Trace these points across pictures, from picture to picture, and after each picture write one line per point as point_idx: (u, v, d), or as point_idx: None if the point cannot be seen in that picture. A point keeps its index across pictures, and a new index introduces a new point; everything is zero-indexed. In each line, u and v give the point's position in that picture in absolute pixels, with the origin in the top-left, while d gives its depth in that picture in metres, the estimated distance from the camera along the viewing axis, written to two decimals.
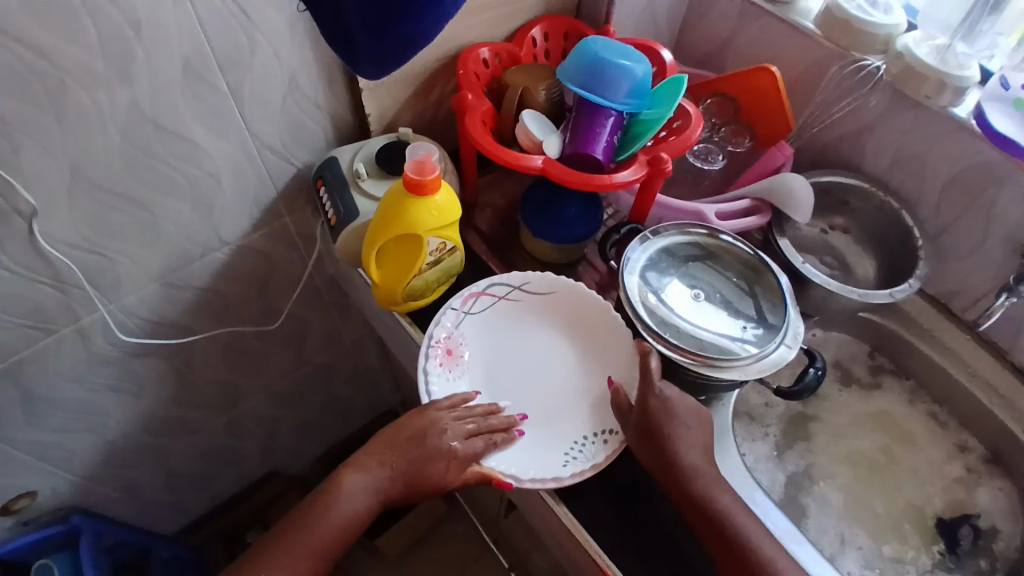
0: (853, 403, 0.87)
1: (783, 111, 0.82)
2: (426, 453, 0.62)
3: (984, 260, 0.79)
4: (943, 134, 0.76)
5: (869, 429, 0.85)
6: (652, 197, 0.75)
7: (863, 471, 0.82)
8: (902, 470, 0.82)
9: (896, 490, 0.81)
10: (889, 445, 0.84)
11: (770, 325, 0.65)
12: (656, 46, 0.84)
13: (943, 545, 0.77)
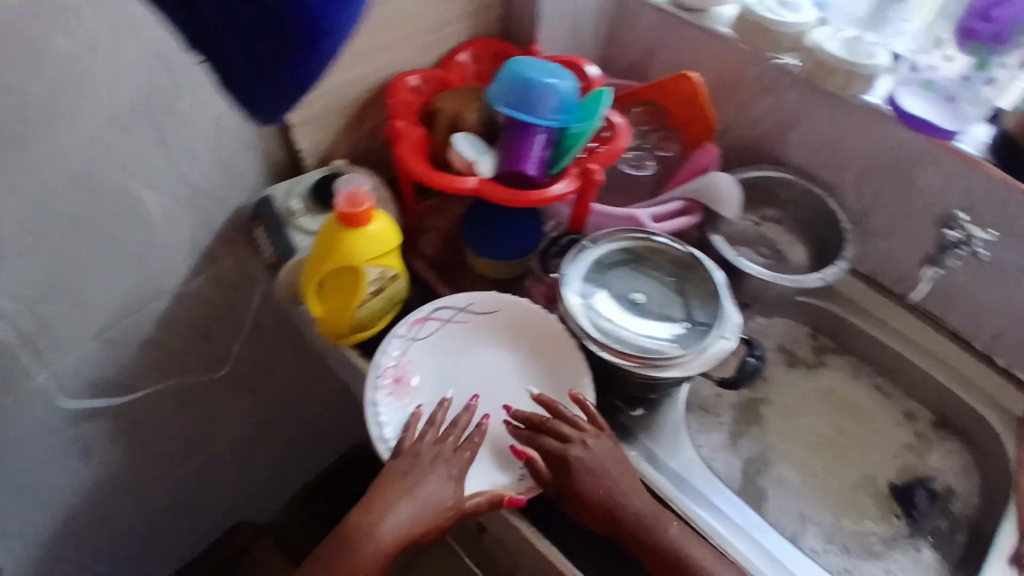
0: (800, 383, 0.91)
1: (704, 114, 0.85)
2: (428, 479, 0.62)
3: (908, 235, 0.83)
4: (858, 121, 0.79)
5: (820, 409, 0.89)
6: (586, 208, 0.78)
7: (817, 449, 0.85)
8: (854, 444, 0.86)
9: (850, 464, 0.84)
10: (839, 421, 0.88)
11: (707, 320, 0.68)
12: (582, 61, 0.86)
13: (901, 510, 0.80)
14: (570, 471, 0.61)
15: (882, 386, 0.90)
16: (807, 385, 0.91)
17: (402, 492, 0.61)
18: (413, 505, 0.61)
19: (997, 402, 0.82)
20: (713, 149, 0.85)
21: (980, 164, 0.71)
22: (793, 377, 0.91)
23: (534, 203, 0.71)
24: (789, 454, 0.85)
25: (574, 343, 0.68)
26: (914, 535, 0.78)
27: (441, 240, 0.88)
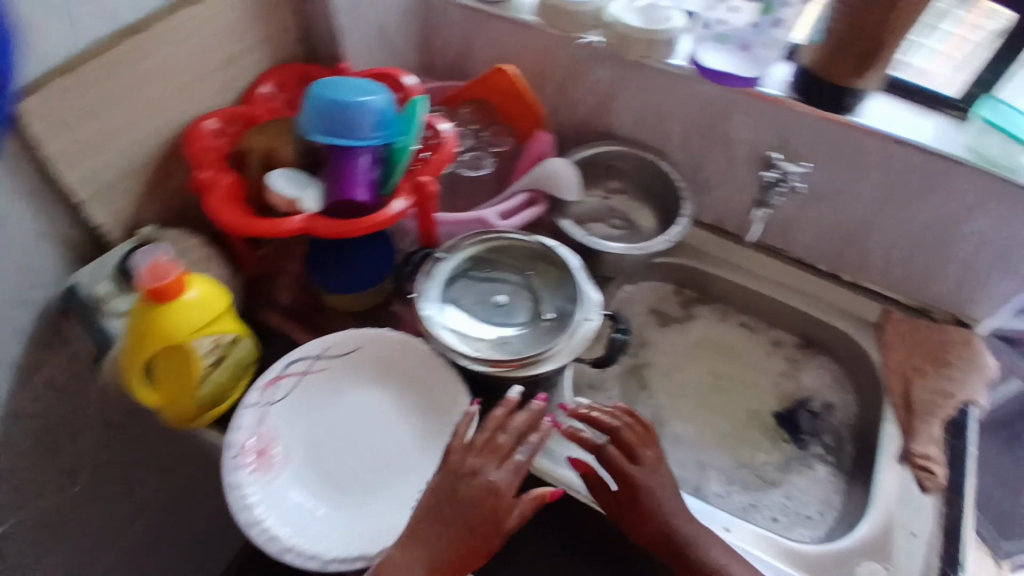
0: (675, 340, 0.95)
1: (528, 103, 0.86)
2: (479, 497, 0.57)
3: (737, 181, 0.87)
4: (671, 83, 0.81)
5: (698, 359, 0.93)
6: (431, 219, 0.76)
7: (703, 398, 0.89)
8: (733, 383, 0.91)
9: (735, 404, 0.89)
10: (718, 366, 0.92)
11: (566, 307, 0.71)
12: (399, 71, 0.83)
13: (787, 434, 0.86)
14: (633, 493, 0.63)
15: (748, 322, 0.96)
16: (682, 339, 0.95)
17: (442, 519, 0.56)
18: (455, 529, 0.56)
19: (846, 314, 0.90)
20: (547, 136, 0.86)
21: (784, 104, 0.75)
22: (669, 336, 0.95)
23: (369, 228, 0.68)
24: (681, 410, 0.88)
25: (443, 361, 0.67)
26: (805, 454, 0.84)
27: (298, 286, 0.82)
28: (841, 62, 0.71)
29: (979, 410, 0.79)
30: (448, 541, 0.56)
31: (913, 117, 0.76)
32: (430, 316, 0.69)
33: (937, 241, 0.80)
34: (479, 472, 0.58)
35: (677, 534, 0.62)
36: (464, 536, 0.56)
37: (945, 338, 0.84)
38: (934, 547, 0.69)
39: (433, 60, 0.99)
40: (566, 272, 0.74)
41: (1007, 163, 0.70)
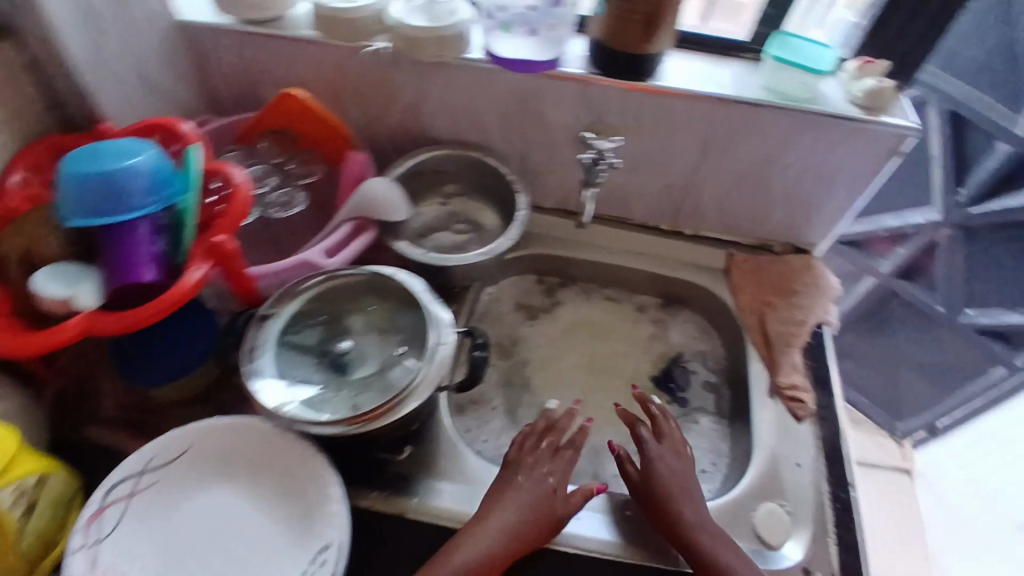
0: (547, 330, 0.94)
1: (331, 125, 0.80)
2: (537, 478, 0.68)
3: (566, 162, 0.86)
4: (472, 78, 0.77)
5: (572, 343, 0.93)
6: (245, 276, 0.70)
7: (584, 382, 0.90)
8: (608, 359, 0.92)
9: (614, 378, 0.90)
10: (593, 346, 0.93)
11: (418, 337, 0.70)
12: (172, 118, 0.74)
13: (668, 396, 0.87)
14: (654, 470, 0.70)
15: (610, 294, 0.96)
16: (553, 327, 0.94)
17: (510, 499, 0.65)
18: (519, 508, 0.64)
19: (696, 266, 0.92)
20: (361, 156, 0.80)
21: (589, 81, 0.74)
22: (539, 326, 0.94)
23: (160, 310, 0.61)
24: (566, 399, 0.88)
25: (299, 436, 0.64)
26: (691, 410, 0.86)
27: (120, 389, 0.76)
28: (632, 33, 0.69)
29: (830, 328, 0.85)
30: (522, 517, 0.64)
31: (708, 67, 0.77)
32: (268, 389, 0.64)
33: (759, 180, 0.82)
34: (544, 459, 0.70)
35: (681, 513, 0.66)
36: (529, 513, 0.64)
37: (787, 267, 0.87)
38: (818, 473, 0.73)
39: (220, 92, 0.88)
40: (411, 301, 0.73)
41: (807, 97, 0.73)
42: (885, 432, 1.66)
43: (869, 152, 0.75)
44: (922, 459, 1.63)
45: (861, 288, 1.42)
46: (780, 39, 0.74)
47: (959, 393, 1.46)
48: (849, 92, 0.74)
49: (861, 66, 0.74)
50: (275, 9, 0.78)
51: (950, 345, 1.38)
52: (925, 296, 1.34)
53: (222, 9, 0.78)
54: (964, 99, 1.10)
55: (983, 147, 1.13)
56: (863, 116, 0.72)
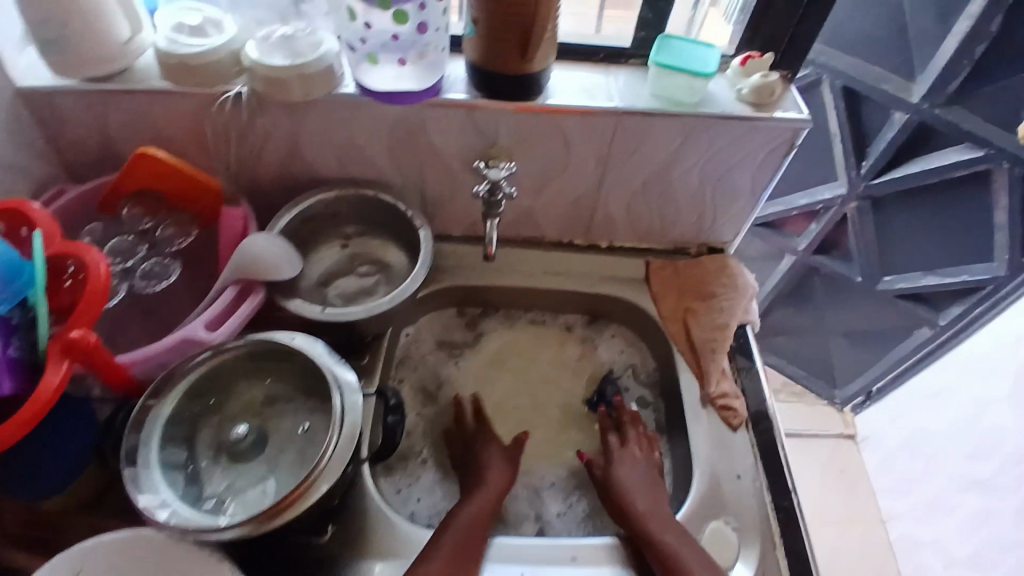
0: (472, 366, 0.89)
1: (196, 181, 0.73)
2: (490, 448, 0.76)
3: (467, 190, 0.81)
4: (350, 114, 0.71)
5: (498, 377, 0.89)
6: (117, 367, 0.63)
7: (517, 417, 0.86)
8: (539, 389, 0.88)
9: (546, 407, 0.87)
10: (521, 376, 0.89)
11: (321, 411, 0.69)
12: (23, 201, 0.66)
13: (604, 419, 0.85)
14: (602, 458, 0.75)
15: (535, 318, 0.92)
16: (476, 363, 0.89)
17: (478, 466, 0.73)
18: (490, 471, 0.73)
19: (616, 279, 0.89)
20: (237, 211, 0.73)
21: (474, 106, 0.69)
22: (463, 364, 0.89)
23: (20, 427, 0.55)
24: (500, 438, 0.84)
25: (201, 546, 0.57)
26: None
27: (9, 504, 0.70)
28: (509, 54, 0.64)
29: (754, 327, 0.84)
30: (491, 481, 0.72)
31: (596, 79, 0.74)
32: (157, 501, 0.59)
33: (663, 187, 0.80)
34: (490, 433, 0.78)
35: (634, 506, 0.69)
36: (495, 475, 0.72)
37: (701, 268, 0.86)
38: (757, 483, 0.72)
39: (74, 156, 0.78)
40: (308, 374, 0.70)
41: (694, 99, 0.71)
42: (824, 400, 1.72)
43: (767, 148, 0.74)
44: (862, 421, 1.68)
45: (782, 265, 1.44)
46: (664, 42, 0.72)
47: (886, 356, 1.50)
48: (739, 89, 0.72)
49: (743, 63, 0.73)
50: (119, 62, 0.69)
51: (873, 312, 1.42)
52: (844, 268, 1.37)
53: (58, 72, 0.69)
54: (858, 72, 1.09)
55: (882, 117, 1.12)
56: (754, 112, 0.71)
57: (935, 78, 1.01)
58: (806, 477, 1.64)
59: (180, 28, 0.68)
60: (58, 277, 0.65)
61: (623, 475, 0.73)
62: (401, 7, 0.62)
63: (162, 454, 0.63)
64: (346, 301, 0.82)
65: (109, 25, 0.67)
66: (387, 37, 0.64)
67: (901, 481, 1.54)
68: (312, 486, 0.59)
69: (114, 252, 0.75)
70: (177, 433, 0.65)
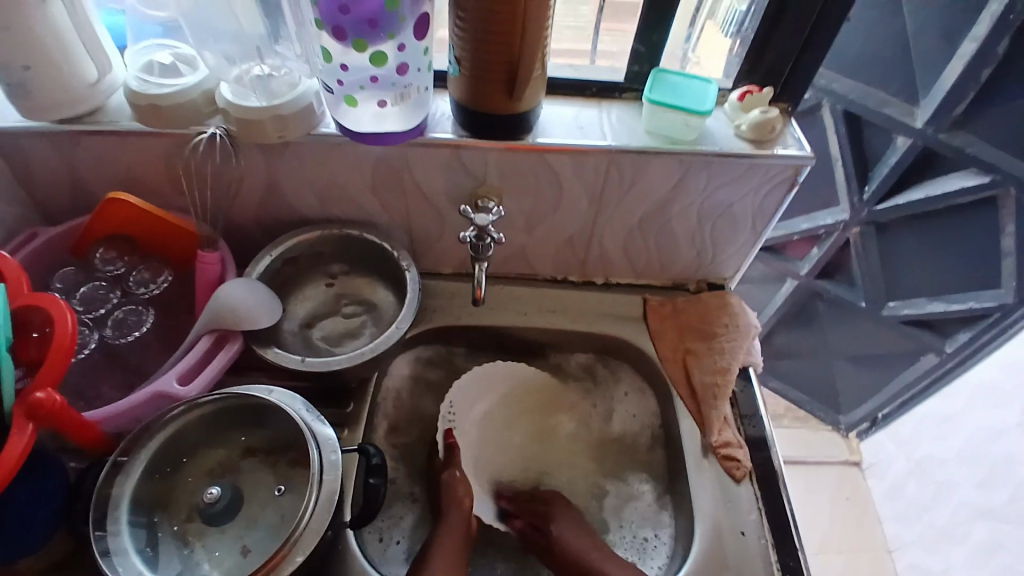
0: None
1: (171, 224, 0.72)
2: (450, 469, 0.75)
3: (454, 227, 0.78)
4: (332, 154, 0.68)
5: (496, 425, 0.83)
6: (85, 427, 0.59)
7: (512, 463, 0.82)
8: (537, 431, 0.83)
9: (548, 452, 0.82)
10: (521, 421, 0.84)
11: (297, 474, 0.66)
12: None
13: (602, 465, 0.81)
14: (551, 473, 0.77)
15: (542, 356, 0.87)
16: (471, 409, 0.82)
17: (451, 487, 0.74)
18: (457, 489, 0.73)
19: (616, 316, 0.85)
20: (213, 255, 0.70)
21: (460, 145, 0.66)
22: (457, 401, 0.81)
23: None
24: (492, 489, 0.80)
25: None
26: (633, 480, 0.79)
27: None
28: (496, 92, 0.62)
29: (757, 368, 0.80)
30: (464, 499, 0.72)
31: (589, 115, 0.72)
32: (125, 566, 0.54)
33: (661, 225, 0.77)
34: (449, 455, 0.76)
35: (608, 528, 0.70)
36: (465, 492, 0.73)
37: (702, 307, 0.83)
38: (763, 540, 0.69)
39: (44, 195, 0.75)
40: (283, 434, 0.67)
41: (691, 136, 0.68)
42: (829, 426, 1.66)
43: (767, 186, 0.71)
44: (868, 447, 1.63)
45: (784, 289, 1.40)
46: (658, 77, 0.70)
47: (892, 381, 1.45)
48: (737, 125, 0.69)
49: (743, 97, 0.70)
50: (88, 103, 0.67)
51: (878, 337, 1.37)
52: (848, 293, 1.32)
53: (26, 115, 0.66)
54: (859, 97, 1.06)
55: (884, 142, 1.09)
56: (754, 150, 0.68)
57: (939, 102, 0.98)
58: (812, 506, 1.58)
59: (151, 68, 0.66)
60: (25, 331, 0.60)
61: (552, 504, 0.75)
62: (379, 47, 0.58)
63: (131, 514, 0.58)
64: (330, 344, 0.77)
65: (76, 67, 0.64)
66: (366, 78, 0.61)
67: (910, 508, 1.50)
68: (291, 550, 0.56)
69: (86, 300, 0.72)
70: (146, 492, 0.61)
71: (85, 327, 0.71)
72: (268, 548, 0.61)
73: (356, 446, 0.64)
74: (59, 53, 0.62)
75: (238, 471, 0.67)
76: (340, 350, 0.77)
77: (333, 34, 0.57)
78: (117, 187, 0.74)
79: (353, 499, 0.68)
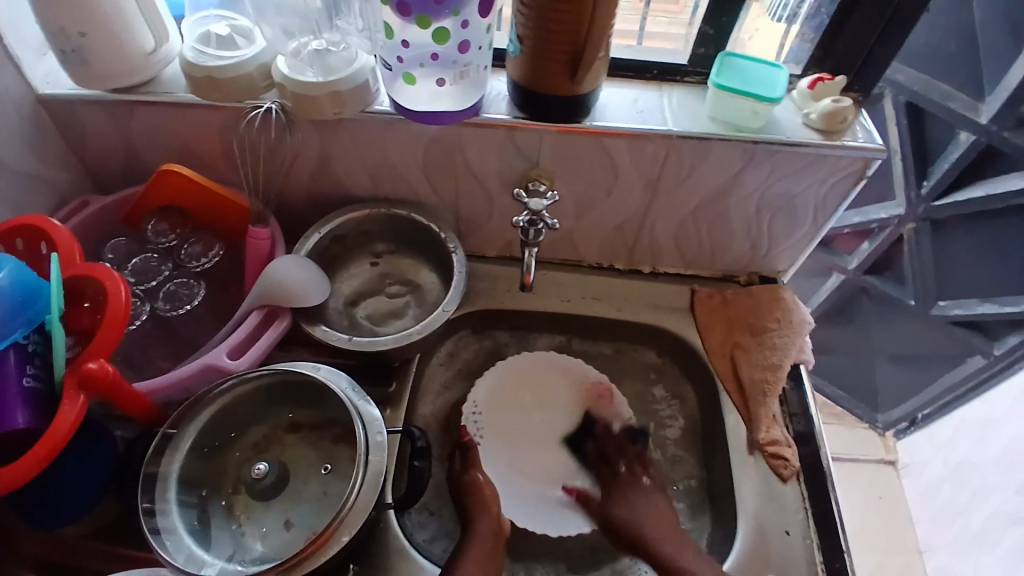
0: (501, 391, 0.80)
1: (223, 198, 0.72)
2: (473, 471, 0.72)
3: (502, 210, 0.76)
4: (386, 132, 0.67)
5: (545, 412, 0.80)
6: (136, 399, 0.59)
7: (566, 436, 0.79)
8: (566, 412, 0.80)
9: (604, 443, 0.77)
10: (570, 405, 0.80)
11: (341, 456, 0.67)
12: (46, 218, 0.63)
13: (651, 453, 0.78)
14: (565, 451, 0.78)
15: (575, 340, 0.86)
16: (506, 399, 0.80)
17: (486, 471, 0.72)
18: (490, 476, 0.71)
19: (662, 306, 0.83)
20: (265, 230, 0.70)
21: (515, 127, 0.65)
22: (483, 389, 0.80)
23: (33, 464, 0.52)
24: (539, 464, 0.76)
25: None
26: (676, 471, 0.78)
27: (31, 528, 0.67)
28: (557, 73, 0.60)
29: (808, 366, 0.78)
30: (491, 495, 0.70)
31: (648, 99, 0.69)
32: (175, 542, 0.55)
33: (716, 215, 0.74)
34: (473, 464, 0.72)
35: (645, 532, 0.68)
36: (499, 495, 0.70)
37: (753, 300, 0.80)
38: (808, 540, 0.68)
39: (98, 165, 0.76)
40: (330, 413, 0.68)
41: (756, 124, 0.66)
42: (865, 424, 1.63)
43: (833, 179, 0.68)
44: (904, 448, 1.59)
45: (829, 283, 1.36)
46: (724, 61, 0.67)
47: (935, 382, 1.40)
48: (806, 114, 0.66)
49: (813, 85, 0.67)
50: (142, 74, 0.66)
51: (923, 336, 1.33)
52: (897, 290, 1.28)
53: (77, 82, 0.66)
54: (923, 89, 1.01)
55: (946, 136, 1.04)
56: (823, 140, 0.65)
57: (1007, 98, 0.93)
58: (841, 501, 1.56)
59: (208, 38, 0.65)
60: (78, 301, 0.60)
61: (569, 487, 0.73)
62: (441, 24, 0.57)
63: (180, 489, 0.59)
64: (374, 323, 0.77)
65: (133, 36, 0.64)
66: (426, 56, 0.59)
67: (942, 511, 1.45)
68: (336, 530, 0.56)
69: (138, 271, 0.72)
70: (196, 465, 0.62)
71: (137, 298, 0.71)
72: (313, 525, 0.62)
73: (400, 428, 0.64)
74: (114, 21, 0.62)
75: (284, 446, 0.68)
76: (384, 330, 0.77)
77: (397, 9, 0.56)
78: (170, 159, 0.74)
79: (393, 484, 0.68)
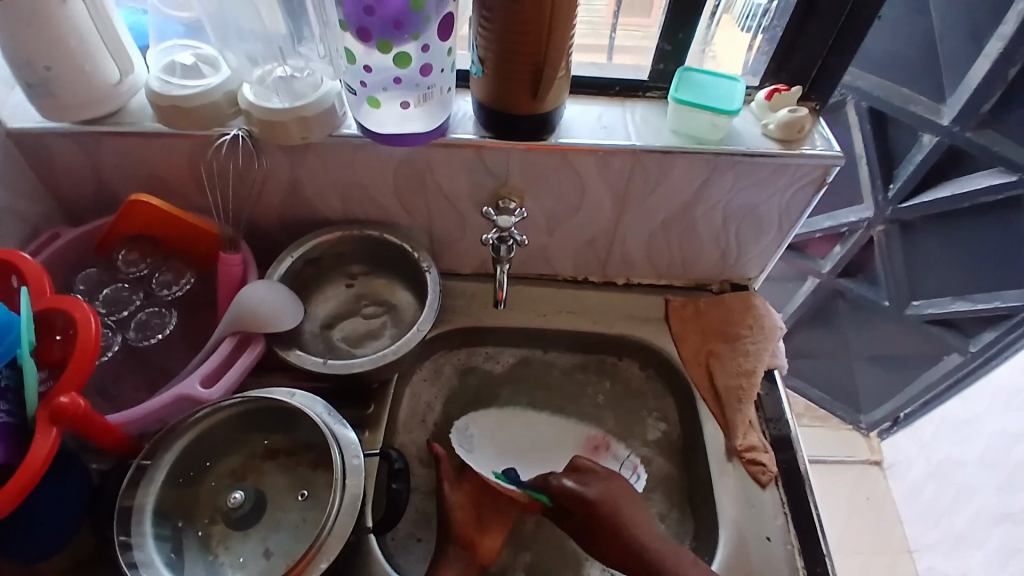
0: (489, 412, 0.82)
1: (193, 225, 0.72)
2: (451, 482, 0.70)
3: (474, 227, 0.77)
4: (354, 155, 0.68)
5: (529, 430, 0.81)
6: (109, 431, 0.59)
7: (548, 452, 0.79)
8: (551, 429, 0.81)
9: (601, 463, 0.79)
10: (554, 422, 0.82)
11: (318, 481, 0.66)
12: (17, 252, 0.62)
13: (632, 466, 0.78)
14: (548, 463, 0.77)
15: (552, 353, 0.86)
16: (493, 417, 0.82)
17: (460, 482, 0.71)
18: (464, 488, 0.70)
19: (637, 317, 0.84)
20: (236, 256, 0.70)
21: (482, 146, 0.65)
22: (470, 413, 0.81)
23: (9, 499, 0.51)
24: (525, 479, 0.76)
25: None
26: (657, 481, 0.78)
27: None
28: (521, 91, 0.61)
29: (782, 371, 0.79)
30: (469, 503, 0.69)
31: (612, 115, 0.71)
32: (151, 575, 0.54)
33: (685, 225, 0.75)
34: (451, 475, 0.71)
35: None
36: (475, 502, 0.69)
37: (726, 307, 0.81)
38: (788, 545, 0.68)
39: (68, 195, 0.75)
40: (307, 438, 0.67)
41: (717, 136, 0.67)
42: (849, 426, 1.64)
43: (795, 187, 0.70)
44: (888, 448, 1.60)
45: (805, 287, 1.38)
46: (684, 76, 0.69)
47: (915, 380, 1.42)
48: (765, 125, 0.68)
49: (771, 96, 0.69)
50: (108, 104, 0.66)
51: (899, 336, 1.35)
52: (871, 292, 1.30)
53: (45, 115, 0.66)
54: (883, 94, 1.04)
55: (909, 140, 1.07)
56: (783, 150, 0.66)
57: (967, 99, 0.96)
58: (830, 504, 1.56)
59: (173, 68, 0.65)
60: (49, 334, 0.60)
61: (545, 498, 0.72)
62: (403, 48, 0.58)
63: (155, 521, 0.58)
64: (350, 345, 0.77)
65: (99, 67, 0.64)
66: (389, 80, 0.60)
67: None
68: (315, 556, 0.56)
69: (110, 301, 0.71)
70: (169, 496, 0.61)
71: (108, 329, 0.71)
72: (292, 551, 0.61)
73: (377, 450, 0.64)
74: (80, 54, 0.62)
75: (260, 473, 0.67)
76: (360, 351, 0.77)
77: (358, 35, 0.57)
78: (139, 187, 0.74)
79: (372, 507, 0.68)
